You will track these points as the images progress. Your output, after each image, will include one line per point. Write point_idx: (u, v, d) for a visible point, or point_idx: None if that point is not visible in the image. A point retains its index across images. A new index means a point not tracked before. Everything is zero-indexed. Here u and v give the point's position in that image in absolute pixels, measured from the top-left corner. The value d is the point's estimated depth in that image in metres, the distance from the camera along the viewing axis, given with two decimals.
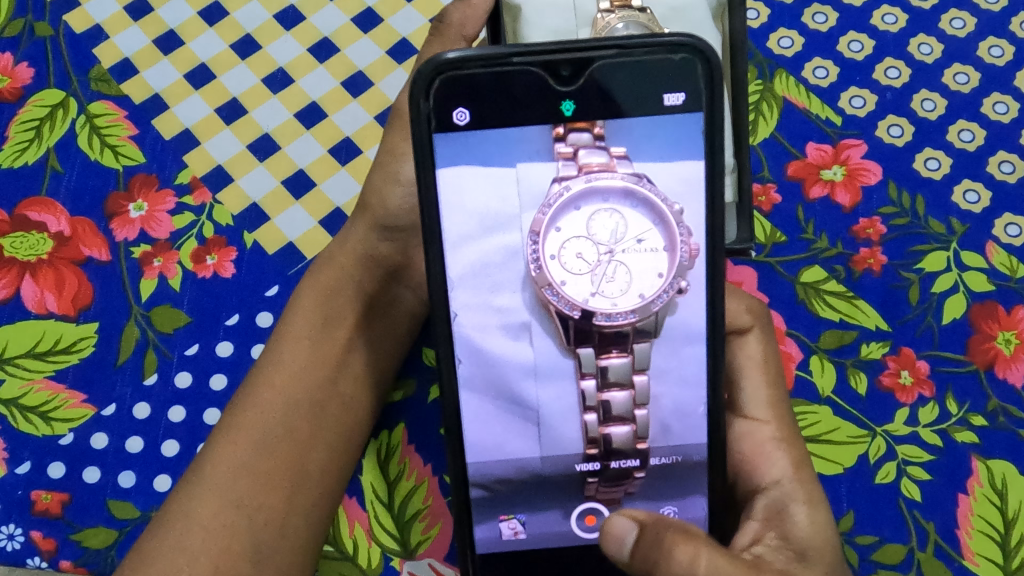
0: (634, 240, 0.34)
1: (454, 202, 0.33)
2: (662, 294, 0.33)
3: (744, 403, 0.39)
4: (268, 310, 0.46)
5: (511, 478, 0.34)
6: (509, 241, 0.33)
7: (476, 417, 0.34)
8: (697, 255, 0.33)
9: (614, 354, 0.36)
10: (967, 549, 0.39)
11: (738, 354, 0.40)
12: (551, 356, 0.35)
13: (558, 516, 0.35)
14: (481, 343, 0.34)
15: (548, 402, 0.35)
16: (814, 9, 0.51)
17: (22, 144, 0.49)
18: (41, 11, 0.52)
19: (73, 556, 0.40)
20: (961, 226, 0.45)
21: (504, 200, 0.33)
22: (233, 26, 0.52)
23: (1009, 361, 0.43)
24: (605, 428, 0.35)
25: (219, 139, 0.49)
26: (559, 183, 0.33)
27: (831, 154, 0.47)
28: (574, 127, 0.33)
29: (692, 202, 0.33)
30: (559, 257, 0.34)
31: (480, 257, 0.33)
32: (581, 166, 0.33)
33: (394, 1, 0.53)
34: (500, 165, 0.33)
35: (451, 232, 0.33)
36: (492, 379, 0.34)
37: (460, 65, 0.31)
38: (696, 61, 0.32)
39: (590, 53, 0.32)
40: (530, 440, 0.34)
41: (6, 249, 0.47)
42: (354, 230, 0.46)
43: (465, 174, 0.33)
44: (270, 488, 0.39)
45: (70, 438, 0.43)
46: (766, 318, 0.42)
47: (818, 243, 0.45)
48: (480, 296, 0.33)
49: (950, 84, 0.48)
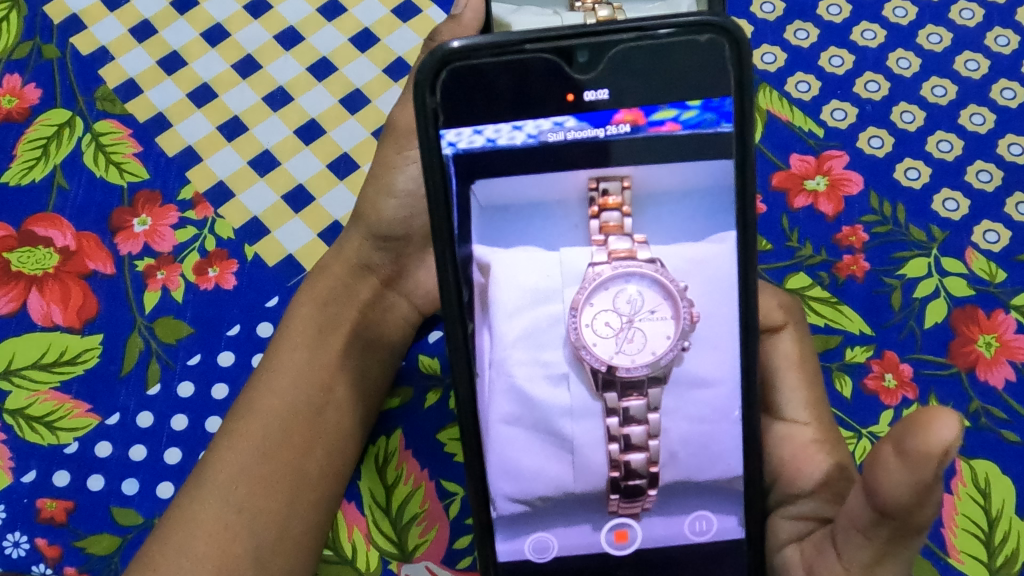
0: (648, 312, 0.36)
1: (508, 279, 0.35)
2: (669, 351, 0.35)
3: (783, 406, 0.40)
4: (269, 320, 0.47)
5: (550, 495, 0.35)
6: (553, 310, 0.35)
7: (519, 445, 0.35)
8: (698, 320, 0.34)
9: (635, 397, 0.36)
10: (952, 546, 0.40)
11: (773, 352, 0.42)
12: (584, 401, 0.36)
13: (587, 530, 0.35)
14: (529, 391, 0.35)
15: (580, 435, 0.36)
16: (796, 26, 0.52)
17: (30, 162, 0.50)
18: (49, 33, 0.54)
19: (77, 562, 0.41)
20: (941, 233, 0.47)
21: (547, 275, 0.35)
22: (234, 47, 0.54)
23: (990, 363, 0.44)
24: (626, 455, 0.36)
25: (221, 156, 0.51)
26: (592, 267, 0.36)
27: (814, 164, 0.49)
28: (605, 207, 0.34)
29: (696, 278, 0.34)
30: (591, 326, 0.36)
31: (530, 323, 0.35)
32: (611, 252, 0.36)
33: (390, 22, 0.54)
34: (544, 245, 0.35)
35: (504, 301, 0.35)
36: (537, 419, 0.35)
37: (468, 55, 0.32)
38: (722, 42, 0.32)
39: (608, 38, 0.33)
40: (565, 465, 0.36)
41: (13, 263, 0.48)
42: (347, 240, 0.47)
43: (517, 254, 0.35)
44: (270, 493, 0.40)
45: (75, 446, 0.44)
46: (797, 313, 0.43)
47: (802, 251, 0.47)
48: (529, 353, 0.35)
49: (928, 97, 0.50)
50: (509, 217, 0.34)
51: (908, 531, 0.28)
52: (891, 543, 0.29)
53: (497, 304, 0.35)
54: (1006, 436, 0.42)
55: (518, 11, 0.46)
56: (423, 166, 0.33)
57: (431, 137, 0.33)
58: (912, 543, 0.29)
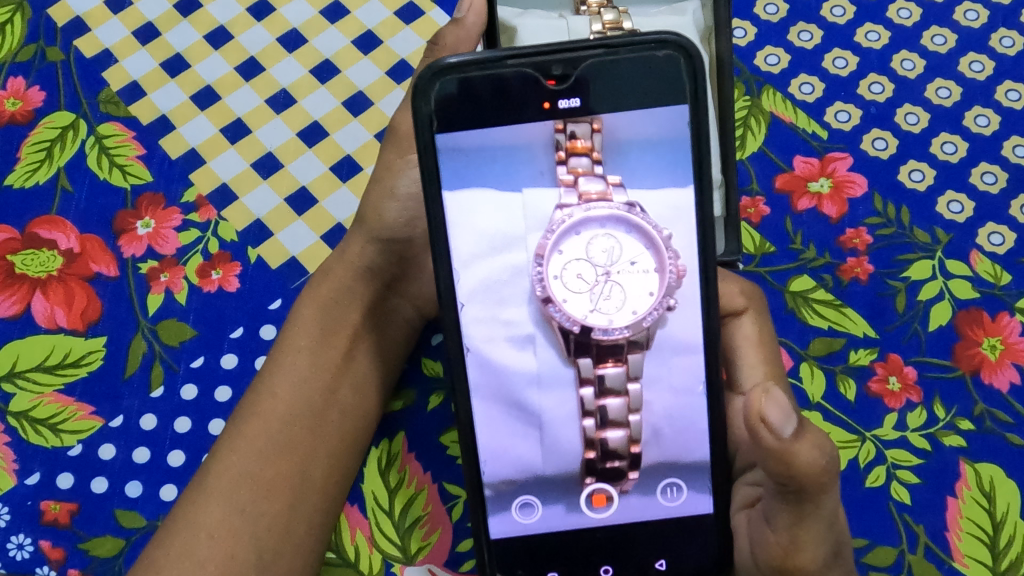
0: (628, 262, 0.36)
1: (465, 222, 0.34)
2: (652, 311, 0.35)
3: (742, 381, 0.41)
4: (272, 322, 0.47)
5: (513, 479, 0.35)
6: (515, 260, 0.35)
7: (482, 421, 0.35)
8: (684, 275, 0.34)
9: (611, 364, 0.37)
10: (956, 550, 0.40)
11: (734, 334, 0.42)
12: (553, 368, 0.36)
13: (562, 511, 0.35)
14: (489, 355, 0.35)
15: (550, 409, 0.36)
16: (800, 27, 0.52)
17: (34, 164, 0.50)
18: (53, 36, 0.54)
19: (81, 564, 0.41)
20: (946, 235, 0.47)
21: (511, 220, 0.35)
22: (238, 49, 0.54)
23: (995, 366, 0.44)
24: (602, 433, 0.36)
25: (224, 158, 0.51)
26: (560, 210, 0.36)
27: (818, 166, 0.49)
28: (574, 151, 0.34)
29: (680, 227, 0.34)
30: (560, 277, 0.36)
31: (488, 274, 0.35)
32: (581, 194, 0.36)
33: (393, 24, 0.54)
34: (507, 187, 0.35)
35: (460, 249, 0.34)
36: (499, 389, 0.35)
37: (456, 70, 0.33)
38: (680, 57, 0.33)
39: (579, 53, 0.33)
40: (533, 445, 0.35)
41: (17, 266, 0.48)
42: (351, 244, 0.47)
43: (477, 196, 0.35)
44: (272, 495, 0.40)
45: (79, 449, 0.44)
46: (758, 298, 0.44)
47: (806, 253, 0.47)
48: (488, 310, 0.35)
49: (932, 98, 0.50)
50: (474, 159, 0.34)
51: (808, 487, 0.30)
52: (797, 507, 0.31)
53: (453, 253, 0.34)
54: (1012, 439, 0.42)
55: (523, 15, 0.47)
56: (422, 174, 0.33)
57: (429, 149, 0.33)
58: (813, 507, 0.31)
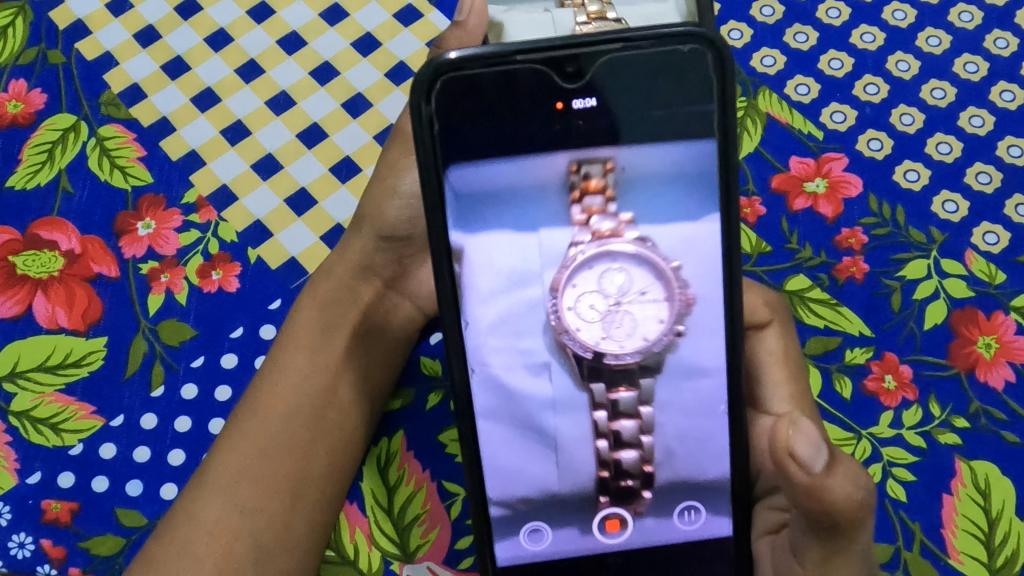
0: (638, 293, 0.36)
1: (484, 262, 0.35)
2: (662, 337, 0.35)
3: (767, 400, 0.42)
4: (271, 322, 0.47)
5: (533, 498, 0.36)
6: (532, 295, 0.35)
7: (502, 446, 0.36)
8: (693, 303, 0.35)
9: (624, 389, 0.36)
10: (952, 547, 0.40)
11: (758, 349, 0.43)
12: (568, 393, 0.36)
13: (575, 533, 0.36)
14: (507, 380, 0.36)
15: (566, 430, 0.36)
16: (795, 29, 0.53)
17: (35, 166, 0.51)
18: (54, 39, 0.54)
19: (82, 563, 0.42)
20: (941, 235, 0.47)
21: (524, 258, 0.35)
22: (238, 51, 0.54)
23: (990, 364, 0.44)
24: (615, 454, 0.36)
25: (224, 159, 0.51)
26: (573, 247, 0.35)
27: (814, 167, 0.49)
28: (588, 191, 0.35)
29: (690, 258, 0.35)
30: (573, 309, 0.36)
31: (508, 309, 0.35)
32: (594, 231, 0.35)
33: (391, 26, 0.55)
34: (525, 218, 0.35)
35: (479, 285, 0.35)
36: (516, 413, 0.36)
37: (461, 66, 0.33)
38: (705, 50, 0.33)
39: (593, 48, 0.33)
40: (549, 465, 0.36)
41: (18, 266, 0.48)
42: (352, 242, 0.47)
43: (494, 236, 0.35)
44: (271, 493, 0.41)
45: (80, 448, 0.44)
46: (783, 310, 0.44)
47: (802, 252, 0.47)
48: (507, 341, 0.35)
49: (927, 99, 0.50)
50: (478, 170, 0.35)
51: (844, 523, 0.31)
52: (832, 540, 0.32)
53: (473, 289, 0.35)
54: (1007, 437, 0.42)
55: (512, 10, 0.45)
56: (420, 169, 0.33)
57: (428, 146, 0.33)
58: (847, 539, 0.32)
